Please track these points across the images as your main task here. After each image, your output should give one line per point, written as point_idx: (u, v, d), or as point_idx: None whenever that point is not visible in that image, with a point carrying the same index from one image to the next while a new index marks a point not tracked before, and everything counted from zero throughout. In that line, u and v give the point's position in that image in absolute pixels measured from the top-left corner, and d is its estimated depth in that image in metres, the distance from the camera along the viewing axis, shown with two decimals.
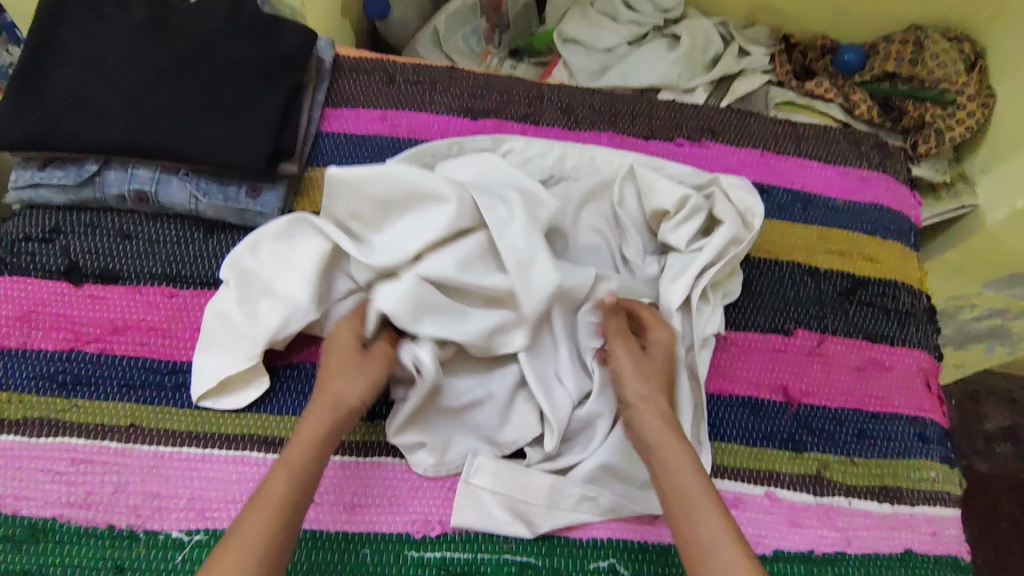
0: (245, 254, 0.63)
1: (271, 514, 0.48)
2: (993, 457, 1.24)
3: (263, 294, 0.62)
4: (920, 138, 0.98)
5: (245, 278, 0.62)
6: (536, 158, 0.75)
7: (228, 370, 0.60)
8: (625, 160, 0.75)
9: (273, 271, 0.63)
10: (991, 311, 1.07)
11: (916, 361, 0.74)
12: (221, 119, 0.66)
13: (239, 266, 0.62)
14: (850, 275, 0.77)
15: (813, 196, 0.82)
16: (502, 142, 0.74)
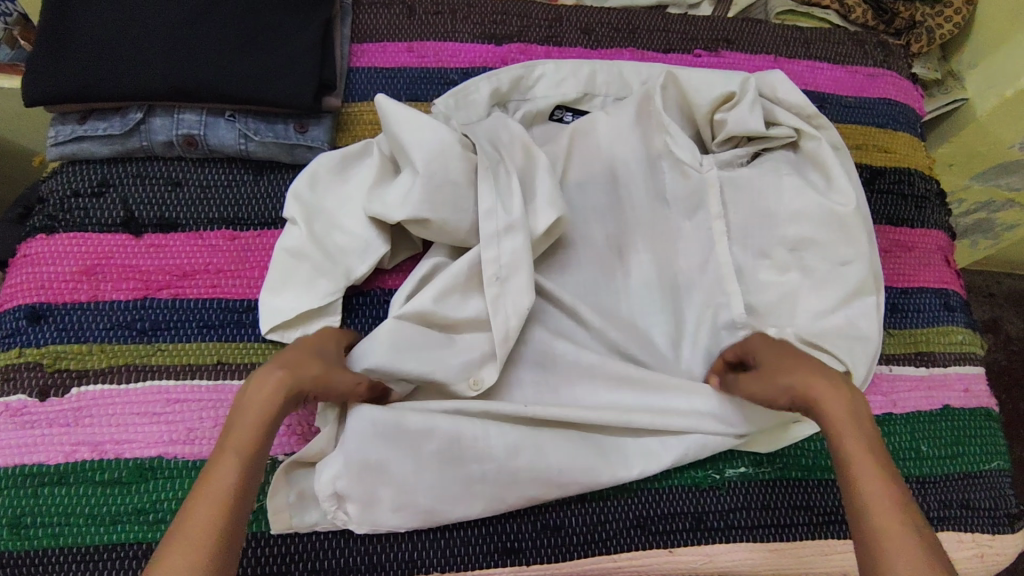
0: (306, 190, 0.64)
1: (228, 492, 0.45)
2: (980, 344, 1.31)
3: (330, 226, 0.64)
4: (913, 37, 1.01)
5: (310, 212, 0.63)
6: (568, 79, 0.76)
7: (307, 302, 0.61)
8: (652, 71, 0.78)
9: (335, 205, 0.65)
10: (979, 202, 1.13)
11: (935, 241, 0.79)
12: (264, 55, 0.66)
13: (302, 201, 0.64)
14: (868, 166, 0.82)
15: (826, 95, 0.85)
16: (535, 66, 0.76)
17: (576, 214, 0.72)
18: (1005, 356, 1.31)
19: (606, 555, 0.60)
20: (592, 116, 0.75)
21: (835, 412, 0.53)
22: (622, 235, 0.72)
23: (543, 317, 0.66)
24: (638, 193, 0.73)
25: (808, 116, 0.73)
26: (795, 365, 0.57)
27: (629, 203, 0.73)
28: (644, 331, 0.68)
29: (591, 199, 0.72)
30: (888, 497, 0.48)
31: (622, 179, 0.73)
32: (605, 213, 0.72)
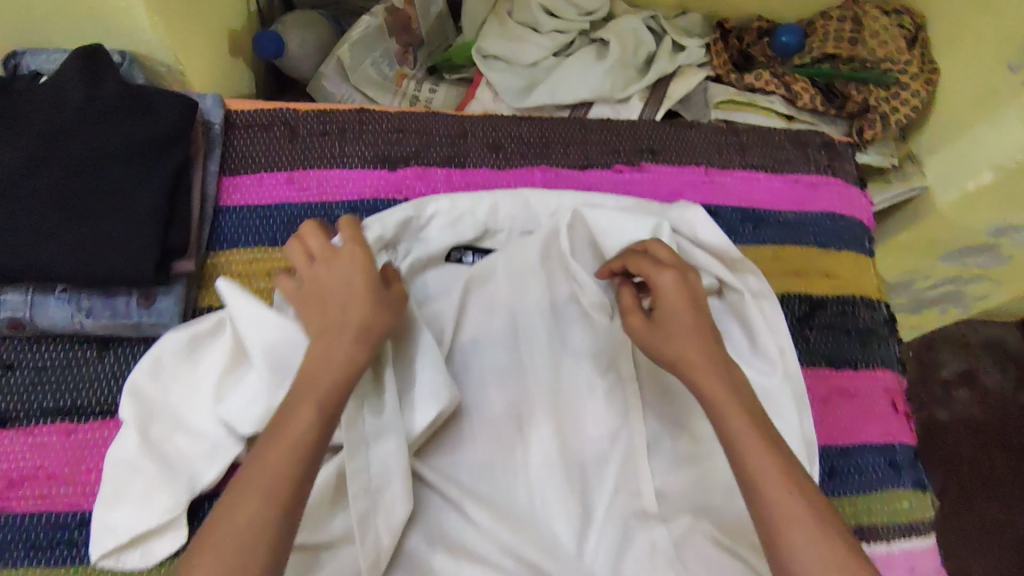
0: (146, 382, 0.56)
1: (272, 516, 0.44)
2: (953, 405, 1.19)
3: (173, 426, 0.56)
4: (865, 123, 0.93)
5: (149, 413, 0.55)
6: (465, 216, 0.67)
7: (145, 524, 0.53)
8: (562, 200, 0.69)
9: (182, 398, 0.57)
10: (945, 280, 1.04)
11: (880, 382, 0.72)
12: (94, 225, 0.56)
13: (141, 399, 0.55)
14: (807, 297, 0.74)
15: (763, 212, 0.77)
16: (426, 204, 0.66)
17: (472, 380, 0.64)
18: (981, 416, 1.19)
19: None
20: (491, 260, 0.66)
21: (706, 367, 0.53)
22: (526, 403, 0.63)
23: (426, 518, 0.59)
24: (544, 351, 0.65)
25: (732, 260, 0.65)
26: (676, 325, 0.54)
27: (534, 363, 0.65)
28: (549, 522, 0.60)
29: (492, 360, 0.64)
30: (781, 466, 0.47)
31: (523, 333, 0.65)
32: (507, 377, 0.64)
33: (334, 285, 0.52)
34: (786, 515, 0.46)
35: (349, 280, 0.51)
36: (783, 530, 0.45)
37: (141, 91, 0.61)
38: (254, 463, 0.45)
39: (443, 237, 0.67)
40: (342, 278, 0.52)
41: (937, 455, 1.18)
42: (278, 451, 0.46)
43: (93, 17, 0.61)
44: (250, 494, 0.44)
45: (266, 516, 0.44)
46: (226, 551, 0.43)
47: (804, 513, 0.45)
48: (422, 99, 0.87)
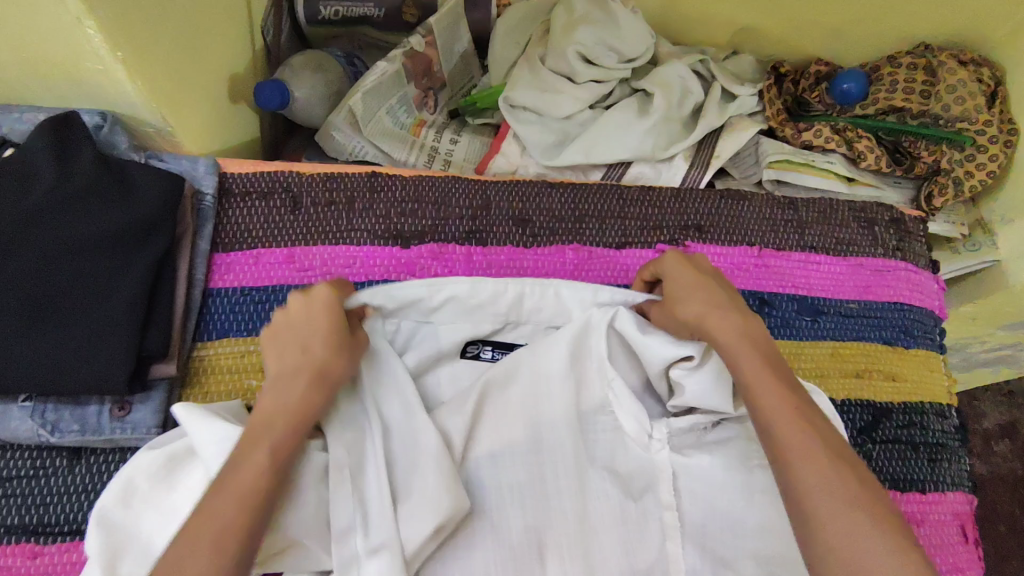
0: (116, 508, 0.48)
1: (261, 474, 0.43)
2: (992, 458, 1.06)
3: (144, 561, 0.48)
4: (935, 188, 0.84)
5: (117, 546, 0.48)
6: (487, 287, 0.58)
7: None
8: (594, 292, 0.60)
9: (156, 526, 0.49)
10: (1004, 346, 0.94)
11: (948, 506, 0.64)
12: (59, 330, 0.49)
13: (109, 529, 0.48)
14: (871, 404, 0.65)
15: (822, 302, 0.68)
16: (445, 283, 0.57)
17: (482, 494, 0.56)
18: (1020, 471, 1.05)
19: None
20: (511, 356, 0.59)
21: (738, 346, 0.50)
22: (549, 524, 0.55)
23: None
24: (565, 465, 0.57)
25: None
26: (700, 289, 0.54)
27: (560, 480, 0.57)
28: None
29: (513, 475, 0.56)
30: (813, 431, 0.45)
31: (544, 438, 0.57)
32: (529, 498, 0.56)
33: (295, 329, 0.50)
34: (804, 457, 0.43)
35: (310, 319, 0.50)
36: (815, 486, 0.42)
37: (120, 164, 0.54)
38: (227, 464, 0.43)
39: (460, 330, 0.60)
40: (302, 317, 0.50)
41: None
42: (248, 454, 0.43)
43: (73, 79, 0.53)
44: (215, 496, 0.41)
45: (237, 513, 0.41)
46: (190, 553, 0.39)
47: (844, 499, 0.41)
48: (441, 151, 0.79)
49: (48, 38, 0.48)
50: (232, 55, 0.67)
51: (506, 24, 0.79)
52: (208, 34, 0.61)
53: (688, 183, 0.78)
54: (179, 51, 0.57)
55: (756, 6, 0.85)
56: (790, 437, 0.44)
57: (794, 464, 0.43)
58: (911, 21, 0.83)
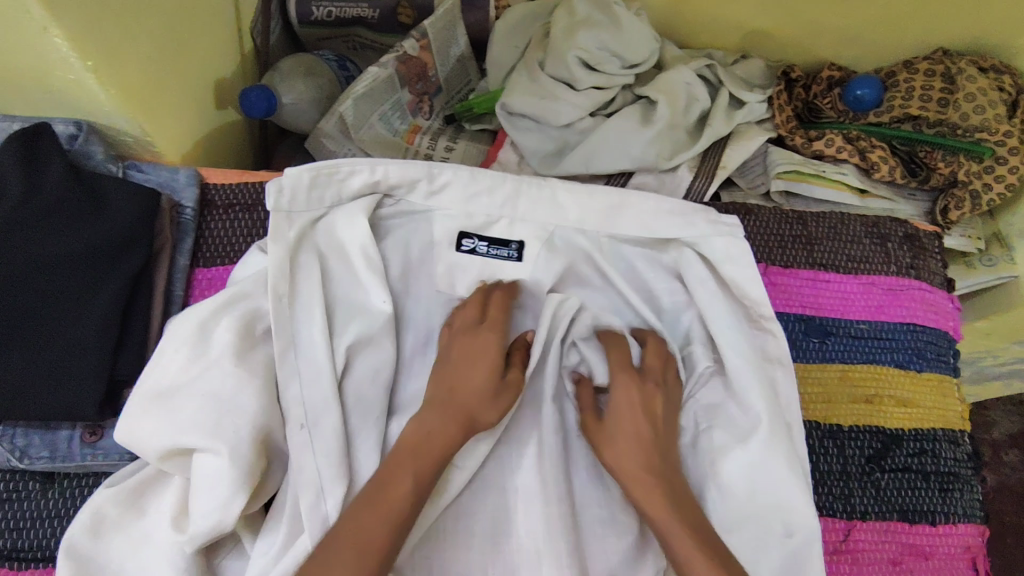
0: (84, 534, 0.47)
1: (430, 468, 0.46)
2: (1002, 469, 1.02)
3: None
4: (952, 200, 0.80)
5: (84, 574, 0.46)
6: (480, 196, 0.57)
7: None
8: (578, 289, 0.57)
9: (125, 556, 0.47)
10: (1017, 360, 0.91)
11: (960, 538, 0.61)
12: (27, 355, 0.47)
13: (77, 557, 0.46)
14: (880, 431, 0.62)
15: (831, 322, 0.65)
16: (436, 171, 0.56)
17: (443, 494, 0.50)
18: None
19: None
20: (492, 271, 0.59)
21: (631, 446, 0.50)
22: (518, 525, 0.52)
23: None
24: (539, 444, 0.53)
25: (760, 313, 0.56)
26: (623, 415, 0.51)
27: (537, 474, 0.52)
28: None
29: (491, 462, 0.53)
30: (644, 463, 0.49)
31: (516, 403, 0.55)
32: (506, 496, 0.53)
33: (464, 377, 0.51)
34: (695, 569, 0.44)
35: (473, 377, 0.51)
36: None
37: (93, 178, 0.52)
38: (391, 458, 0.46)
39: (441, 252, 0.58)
40: (462, 373, 0.51)
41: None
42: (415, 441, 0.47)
43: (47, 89, 0.51)
44: (375, 510, 0.43)
45: (415, 488, 0.45)
46: (371, 514, 0.43)
47: (686, 536, 0.45)
48: (435, 158, 0.76)
49: (18, 48, 0.46)
50: (218, 59, 0.64)
51: (505, 25, 0.76)
52: (191, 39, 0.59)
53: (693, 193, 0.75)
54: (160, 60, 0.54)
55: (767, 8, 0.81)
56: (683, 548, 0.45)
57: (642, 504, 0.48)
58: (928, 25, 0.80)
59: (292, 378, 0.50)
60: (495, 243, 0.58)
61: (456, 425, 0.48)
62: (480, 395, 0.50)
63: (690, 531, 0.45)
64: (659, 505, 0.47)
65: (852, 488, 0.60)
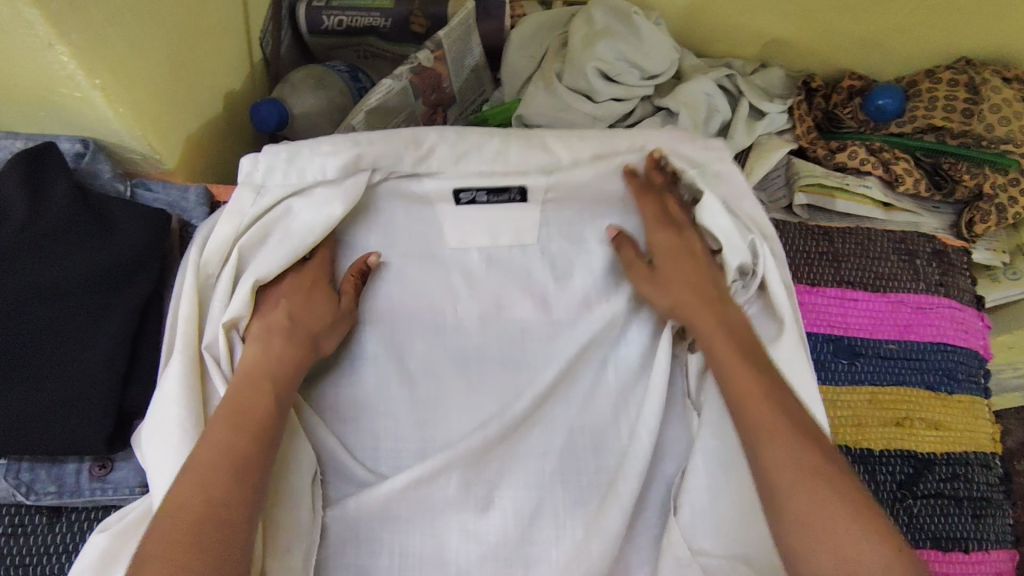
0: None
1: (270, 367, 0.48)
2: None
3: None
4: (977, 213, 0.78)
5: None
6: (470, 156, 0.58)
7: None
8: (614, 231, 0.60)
9: None
10: None
11: (993, 565, 0.59)
12: (31, 386, 0.45)
13: None
14: (911, 455, 0.61)
15: (861, 343, 0.63)
16: (423, 136, 0.56)
17: (376, 431, 0.54)
18: None
19: None
20: (501, 219, 0.60)
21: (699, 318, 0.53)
22: (538, 535, 0.53)
23: None
24: (552, 442, 0.56)
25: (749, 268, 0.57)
26: (675, 271, 0.56)
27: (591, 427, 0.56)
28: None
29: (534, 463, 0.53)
30: (739, 341, 0.51)
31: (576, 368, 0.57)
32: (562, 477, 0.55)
33: (279, 316, 0.51)
34: (755, 413, 0.46)
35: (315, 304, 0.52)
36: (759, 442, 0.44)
37: (98, 199, 0.50)
38: (249, 361, 0.48)
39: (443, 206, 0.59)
40: (317, 311, 0.52)
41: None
42: (267, 352, 0.48)
43: (50, 106, 0.49)
44: (251, 393, 0.46)
45: (264, 399, 0.46)
46: (241, 415, 0.44)
47: (761, 397, 0.46)
48: None
49: (23, 65, 0.44)
50: (228, 70, 0.62)
51: (521, 35, 0.74)
52: (201, 50, 0.57)
53: None
54: (169, 76, 0.53)
55: (788, 17, 0.80)
56: (754, 407, 0.46)
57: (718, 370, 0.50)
58: (952, 35, 0.78)
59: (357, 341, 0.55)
60: (494, 193, 0.59)
61: (307, 333, 0.51)
62: (318, 311, 0.52)
63: (772, 407, 0.46)
64: (733, 362, 0.49)
65: (887, 515, 0.58)
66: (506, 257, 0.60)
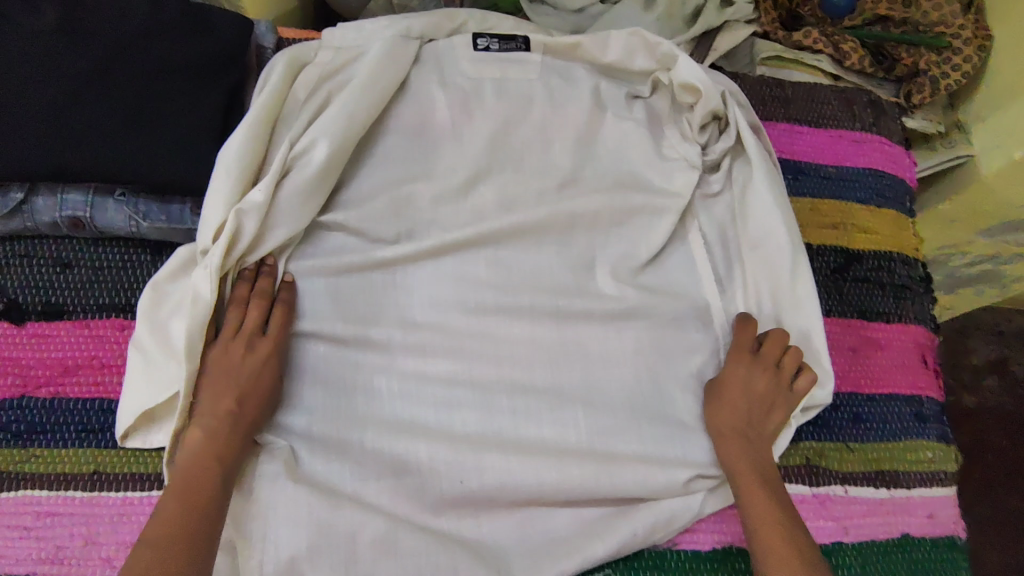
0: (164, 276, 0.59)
1: (202, 448, 0.54)
2: (982, 392, 1.22)
3: (177, 315, 0.59)
4: (914, 87, 0.91)
5: (159, 301, 0.59)
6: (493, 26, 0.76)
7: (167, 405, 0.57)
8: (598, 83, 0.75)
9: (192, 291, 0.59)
10: (984, 259, 1.03)
11: (911, 337, 0.72)
12: (152, 131, 0.59)
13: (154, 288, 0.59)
14: (843, 249, 0.74)
15: (805, 164, 0.77)
16: (456, 15, 0.75)
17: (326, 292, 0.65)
18: (1006, 403, 1.21)
19: None
20: (509, 63, 0.74)
21: (721, 435, 0.62)
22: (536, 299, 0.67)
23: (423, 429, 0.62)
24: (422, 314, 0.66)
25: (724, 114, 0.73)
26: (730, 384, 0.64)
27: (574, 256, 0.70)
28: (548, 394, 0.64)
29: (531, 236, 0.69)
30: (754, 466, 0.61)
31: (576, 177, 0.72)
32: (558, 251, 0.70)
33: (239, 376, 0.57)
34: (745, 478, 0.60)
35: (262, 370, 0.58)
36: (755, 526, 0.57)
37: (201, 7, 0.64)
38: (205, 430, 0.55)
39: (463, 57, 0.73)
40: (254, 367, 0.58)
41: (964, 439, 1.18)
42: (214, 422, 0.55)
43: None
44: (199, 458, 0.54)
45: (207, 465, 0.53)
46: (196, 478, 0.53)
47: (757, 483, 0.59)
48: None
49: None
50: None
51: None
52: None
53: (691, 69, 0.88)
54: None
55: None
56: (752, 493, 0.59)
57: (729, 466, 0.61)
58: None
59: (396, 149, 0.70)
60: (505, 41, 0.74)
61: (243, 416, 0.56)
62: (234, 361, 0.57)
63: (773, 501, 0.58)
64: (737, 456, 0.61)
65: (823, 289, 0.71)
66: (512, 88, 0.73)
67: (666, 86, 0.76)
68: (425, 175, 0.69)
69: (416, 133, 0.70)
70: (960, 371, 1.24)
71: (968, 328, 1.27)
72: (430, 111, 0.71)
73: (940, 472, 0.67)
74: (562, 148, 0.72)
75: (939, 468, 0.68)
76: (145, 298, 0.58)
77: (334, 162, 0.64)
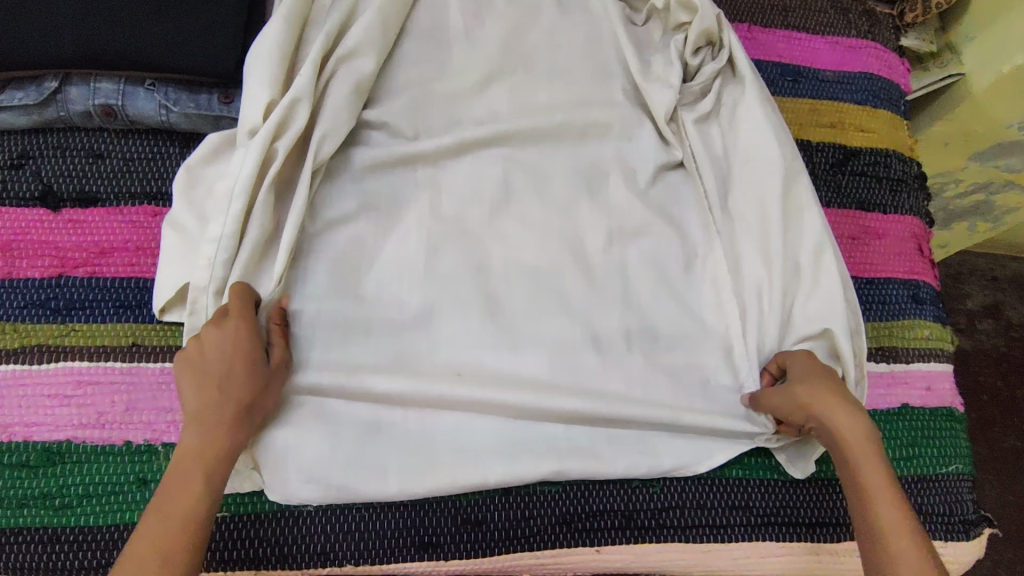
0: (197, 159, 0.61)
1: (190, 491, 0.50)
2: (976, 334, 1.24)
3: (210, 196, 0.61)
4: (907, 6, 0.94)
5: (193, 184, 0.61)
6: None
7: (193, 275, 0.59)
8: None
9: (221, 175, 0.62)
10: (977, 186, 1.05)
11: (908, 227, 0.75)
12: (178, 20, 0.62)
13: (189, 171, 0.61)
14: (842, 146, 0.77)
15: (803, 68, 0.80)
16: None
17: (352, 182, 0.66)
18: (999, 345, 1.23)
19: (527, 551, 0.60)
20: None
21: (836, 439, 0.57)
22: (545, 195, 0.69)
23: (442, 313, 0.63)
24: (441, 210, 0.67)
25: (717, 38, 0.74)
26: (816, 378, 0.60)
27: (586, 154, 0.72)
28: (562, 283, 0.66)
29: (541, 136, 0.71)
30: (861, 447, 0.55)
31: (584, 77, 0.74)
32: (567, 149, 0.72)
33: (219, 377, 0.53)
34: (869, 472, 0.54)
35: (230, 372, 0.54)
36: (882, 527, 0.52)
37: None
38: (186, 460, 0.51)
39: None
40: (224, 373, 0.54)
41: (960, 378, 1.20)
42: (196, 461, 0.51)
43: None
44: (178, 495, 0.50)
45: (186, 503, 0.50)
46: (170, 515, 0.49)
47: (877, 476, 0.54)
48: None
49: None
50: None
51: None
52: None
53: None
54: None
55: None
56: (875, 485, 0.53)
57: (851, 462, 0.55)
58: None
59: (409, 50, 0.72)
60: None
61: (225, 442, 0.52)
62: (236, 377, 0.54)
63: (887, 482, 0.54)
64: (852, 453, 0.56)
65: (823, 184, 0.75)
66: None
67: (660, 11, 0.76)
68: (438, 75, 0.71)
69: (430, 36, 0.73)
70: (956, 315, 1.26)
71: (962, 272, 1.28)
72: (444, 16, 0.73)
73: (937, 349, 0.71)
74: (572, 52, 0.75)
75: (937, 347, 0.71)
76: (180, 178, 0.61)
77: (360, 57, 0.67)
